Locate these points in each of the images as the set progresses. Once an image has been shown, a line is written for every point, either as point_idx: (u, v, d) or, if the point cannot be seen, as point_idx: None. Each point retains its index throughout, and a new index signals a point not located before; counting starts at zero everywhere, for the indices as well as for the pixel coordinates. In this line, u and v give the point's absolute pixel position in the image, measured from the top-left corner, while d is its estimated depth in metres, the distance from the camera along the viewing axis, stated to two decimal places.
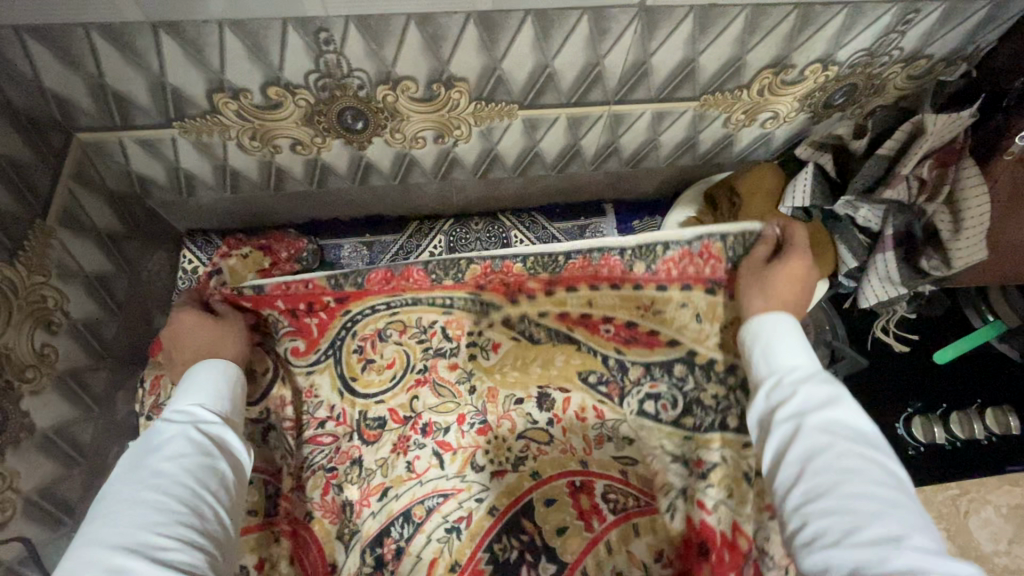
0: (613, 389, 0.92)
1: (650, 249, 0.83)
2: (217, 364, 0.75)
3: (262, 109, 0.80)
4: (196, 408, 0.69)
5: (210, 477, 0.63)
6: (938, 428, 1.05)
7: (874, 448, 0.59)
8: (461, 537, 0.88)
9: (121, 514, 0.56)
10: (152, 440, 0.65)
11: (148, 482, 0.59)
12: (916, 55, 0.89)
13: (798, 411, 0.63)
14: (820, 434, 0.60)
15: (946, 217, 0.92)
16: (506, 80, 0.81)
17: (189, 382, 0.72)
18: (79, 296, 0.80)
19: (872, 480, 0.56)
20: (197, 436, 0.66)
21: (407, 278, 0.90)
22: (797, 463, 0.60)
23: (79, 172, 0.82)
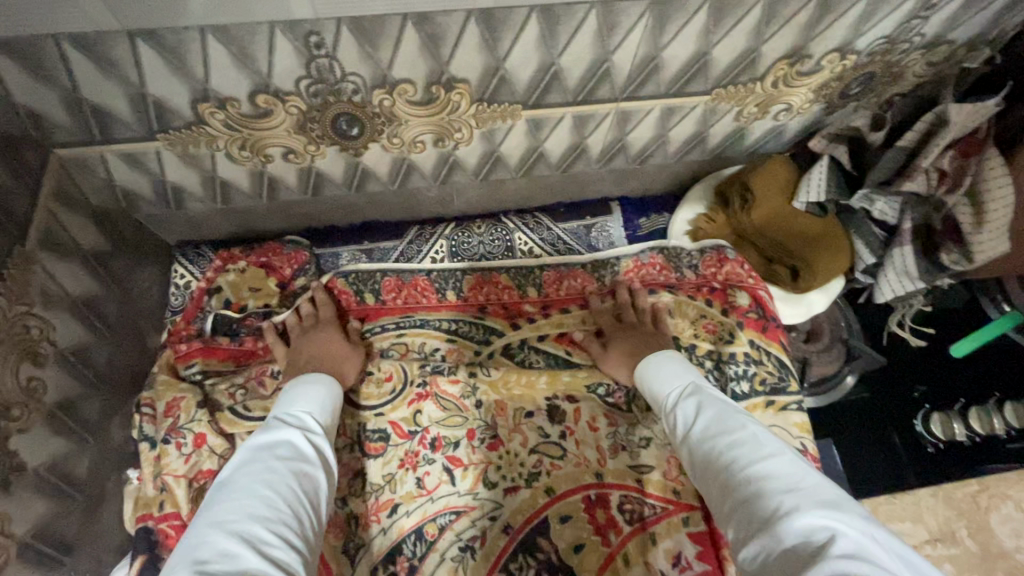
0: (620, 399, 0.99)
1: (606, 262, 1.09)
2: (326, 379, 0.81)
3: (251, 118, 0.75)
4: (305, 416, 0.73)
5: (312, 484, 0.63)
6: (958, 424, 1.03)
7: (752, 429, 0.65)
8: (476, 556, 0.85)
9: (237, 503, 0.56)
10: (266, 439, 0.67)
11: (260, 475, 0.60)
12: (936, 41, 0.85)
13: (695, 430, 0.71)
14: (709, 442, 0.67)
15: (967, 209, 0.87)
16: (510, 80, 0.77)
17: (291, 394, 0.76)
18: (66, 322, 0.76)
19: (746, 452, 0.61)
20: (307, 444, 0.68)
21: (414, 287, 1.05)
22: (703, 472, 0.66)
23: (61, 192, 0.78)
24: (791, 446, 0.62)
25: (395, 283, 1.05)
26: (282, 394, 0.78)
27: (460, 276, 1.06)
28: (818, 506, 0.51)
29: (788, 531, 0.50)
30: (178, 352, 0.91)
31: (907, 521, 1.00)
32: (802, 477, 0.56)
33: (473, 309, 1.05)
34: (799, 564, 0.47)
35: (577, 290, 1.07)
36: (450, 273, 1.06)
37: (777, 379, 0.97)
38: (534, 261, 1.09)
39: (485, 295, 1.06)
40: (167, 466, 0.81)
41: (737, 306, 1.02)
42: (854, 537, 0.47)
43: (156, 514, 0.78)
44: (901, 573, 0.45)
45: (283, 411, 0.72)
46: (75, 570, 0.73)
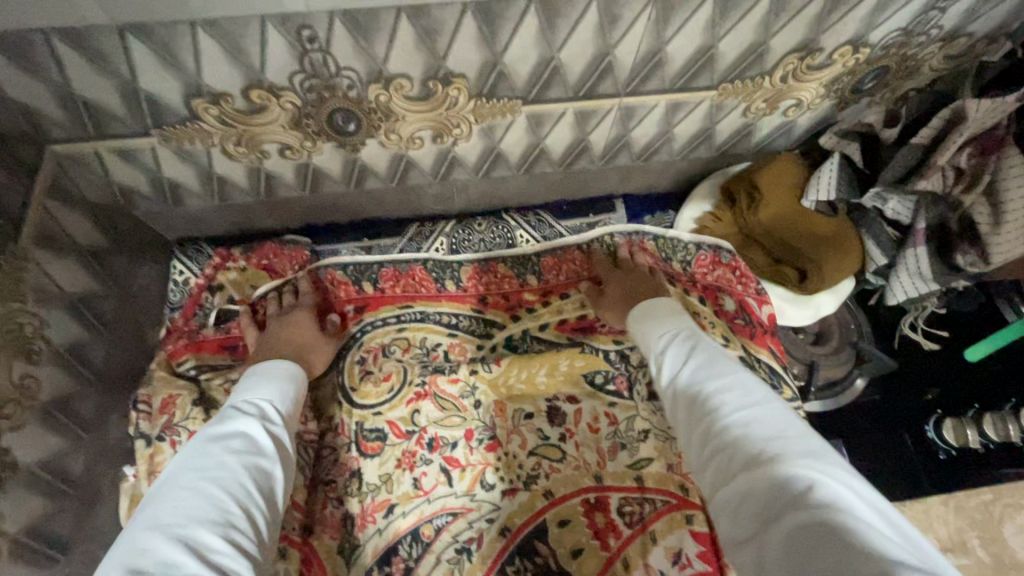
0: (621, 381, 0.96)
1: (599, 241, 1.04)
2: (291, 367, 0.77)
3: (246, 114, 0.74)
4: (264, 403, 0.69)
5: (264, 480, 0.60)
6: (971, 430, 0.98)
7: (740, 377, 0.62)
8: (472, 558, 0.84)
9: (179, 505, 0.53)
10: (217, 431, 0.63)
11: (205, 474, 0.56)
12: (955, 34, 0.82)
13: (680, 374, 0.68)
14: (696, 388, 0.63)
15: (985, 208, 0.84)
16: (509, 75, 0.75)
17: (251, 379, 0.73)
18: (61, 319, 0.75)
19: (732, 399, 0.58)
20: (263, 434, 0.65)
21: (412, 278, 1.02)
22: (686, 416, 0.63)
23: (56, 189, 0.77)
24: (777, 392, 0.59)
25: (391, 272, 1.01)
26: (242, 378, 0.75)
27: (457, 265, 1.03)
28: (803, 456, 0.49)
29: (769, 475, 0.48)
30: (170, 351, 0.89)
31: (917, 529, 0.97)
32: (791, 427, 0.53)
33: (474, 300, 1.02)
34: (783, 510, 0.45)
35: (576, 272, 1.04)
36: (447, 263, 1.03)
37: (771, 387, 0.93)
38: (531, 248, 1.05)
39: (484, 284, 1.03)
40: (161, 464, 0.81)
41: (723, 311, 0.99)
42: (836, 485, 0.46)
43: None
44: (886, 530, 0.43)
45: (241, 398, 0.69)
46: (69, 567, 0.73)
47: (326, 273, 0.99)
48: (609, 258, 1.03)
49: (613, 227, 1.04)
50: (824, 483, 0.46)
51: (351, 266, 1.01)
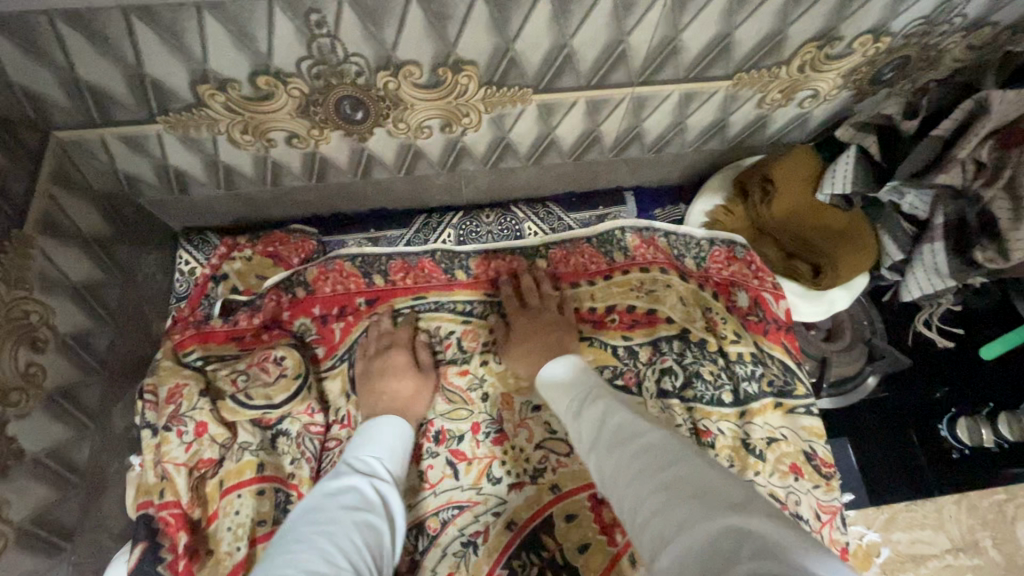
0: (630, 379, 0.94)
1: (610, 236, 1.03)
2: (397, 425, 0.82)
3: (252, 101, 0.73)
4: (373, 462, 0.74)
5: (374, 535, 0.64)
6: (986, 429, 0.97)
7: (652, 431, 0.61)
8: (478, 552, 0.83)
9: (298, 553, 0.57)
10: (334, 483, 0.69)
11: (321, 526, 0.61)
12: (979, 23, 0.80)
13: (598, 439, 0.66)
14: (617, 448, 0.62)
15: (1006, 203, 0.80)
16: (520, 62, 0.73)
17: (371, 436, 0.78)
18: (66, 307, 0.75)
19: (647, 458, 0.57)
20: (373, 489, 0.70)
21: (421, 270, 1.00)
22: (612, 478, 0.61)
23: (61, 175, 0.76)
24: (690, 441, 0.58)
25: (400, 266, 1.00)
26: (355, 435, 0.81)
27: (465, 257, 1.01)
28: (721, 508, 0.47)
29: (695, 536, 0.46)
30: (178, 340, 0.88)
31: (928, 529, 0.96)
32: (706, 476, 0.52)
33: (485, 287, 1.00)
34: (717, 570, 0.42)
35: (585, 263, 1.01)
36: (455, 253, 1.01)
37: (783, 382, 0.92)
38: (540, 239, 1.03)
39: (492, 272, 1.01)
40: (167, 454, 0.78)
41: (737, 308, 0.97)
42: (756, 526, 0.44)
43: (156, 501, 0.78)
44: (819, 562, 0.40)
45: (354, 456, 0.75)
46: (74, 556, 0.72)
47: (336, 265, 0.98)
48: (619, 253, 1.01)
49: (622, 220, 1.03)
50: (753, 530, 0.43)
51: (360, 258, 0.99)
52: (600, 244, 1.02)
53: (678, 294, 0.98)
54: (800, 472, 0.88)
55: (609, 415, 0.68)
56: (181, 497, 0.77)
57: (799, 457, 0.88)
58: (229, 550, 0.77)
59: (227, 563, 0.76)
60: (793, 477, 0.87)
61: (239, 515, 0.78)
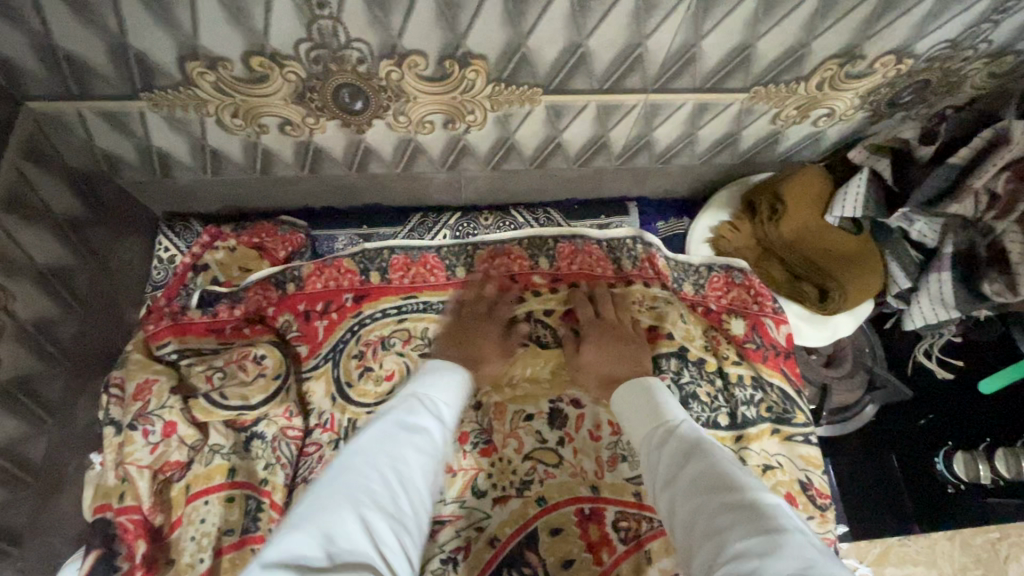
0: None
1: (621, 244, 0.99)
2: (462, 379, 0.79)
3: (245, 82, 0.68)
4: (438, 414, 0.72)
5: (429, 483, 0.63)
6: (983, 465, 0.93)
7: (746, 484, 0.57)
8: (458, 568, 0.81)
9: (362, 494, 0.56)
10: (404, 422, 0.67)
11: (387, 464, 0.60)
12: (1003, 51, 0.77)
13: (674, 480, 0.62)
14: (692, 478, 0.61)
15: (1018, 236, 0.80)
16: (532, 60, 0.69)
17: (434, 381, 0.76)
18: (27, 292, 0.70)
19: (744, 513, 0.53)
20: (434, 440, 0.68)
21: (422, 266, 0.96)
22: (686, 519, 0.58)
23: (32, 149, 0.71)
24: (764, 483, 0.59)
25: (400, 262, 0.96)
26: (411, 380, 0.77)
27: (466, 249, 0.98)
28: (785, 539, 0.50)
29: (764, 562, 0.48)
30: (151, 332, 0.81)
31: (919, 565, 0.91)
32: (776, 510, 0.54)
33: (481, 285, 0.97)
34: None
35: (590, 264, 0.99)
36: (460, 249, 0.97)
37: (783, 409, 0.89)
38: (547, 231, 0.99)
39: (495, 271, 0.98)
40: (129, 455, 0.73)
41: (733, 335, 0.94)
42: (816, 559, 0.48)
43: (115, 506, 0.71)
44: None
45: (424, 399, 0.72)
46: (22, 561, 0.67)
47: (335, 261, 0.93)
48: (625, 266, 0.98)
49: (645, 233, 0.99)
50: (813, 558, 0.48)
51: (361, 254, 0.95)
52: (608, 245, 0.99)
53: (678, 311, 0.96)
54: (794, 502, 0.85)
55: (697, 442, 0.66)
56: (143, 502, 0.72)
57: (794, 486, 0.86)
58: (190, 562, 0.71)
59: None
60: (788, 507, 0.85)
61: (204, 524, 0.73)
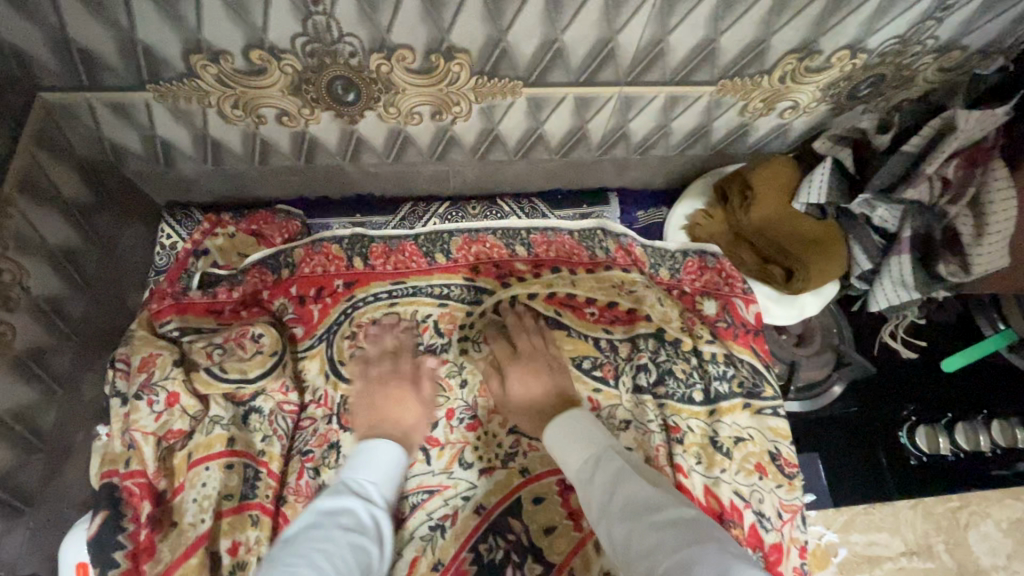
0: (609, 371, 0.98)
1: (593, 234, 1.06)
2: (394, 450, 0.80)
3: (244, 74, 0.74)
4: (369, 486, 0.74)
5: (367, 556, 0.64)
6: (942, 438, 1.00)
7: (669, 503, 0.64)
8: (446, 535, 0.86)
9: (295, 570, 0.57)
10: (331, 504, 0.68)
11: (320, 544, 0.61)
12: (951, 46, 0.83)
13: (608, 509, 0.67)
14: (626, 517, 0.64)
15: (968, 220, 0.87)
16: (512, 54, 0.75)
17: (367, 454, 0.78)
18: (41, 269, 0.74)
19: (668, 534, 0.59)
20: (369, 512, 0.70)
21: (401, 254, 1.01)
22: (625, 554, 0.62)
23: (44, 137, 0.76)
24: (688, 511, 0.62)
25: (381, 249, 1.01)
26: (348, 456, 0.80)
27: (445, 237, 1.03)
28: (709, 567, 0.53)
29: None
30: (155, 311, 0.86)
31: (883, 531, 0.94)
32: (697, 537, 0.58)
33: (465, 270, 1.02)
34: None
35: (567, 252, 1.05)
36: (437, 237, 1.03)
37: (753, 383, 0.95)
38: (521, 222, 1.06)
39: (478, 258, 1.04)
40: (136, 423, 0.77)
41: (705, 315, 0.99)
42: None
43: (121, 471, 0.76)
44: None
45: (350, 475, 0.75)
46: (35, 520, 0.71)
47: (323, 248, 0.99)
48: (601, 253, 1.05)
49: (608, 223, 1.05)
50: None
51: (347, 241, 1.00)
52: (584, 234, 1.06)
53: (656, 295, 1.01)
54: (763, 472, 0.91)
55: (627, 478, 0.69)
56: (147, 467, 0.76)
57: (764, 457, 0.91)
58: (193, 522, 0.75)
59: (189, 535, 0.74)
60: (757, 476, 0.91)
61: (206, 487, 0.77)
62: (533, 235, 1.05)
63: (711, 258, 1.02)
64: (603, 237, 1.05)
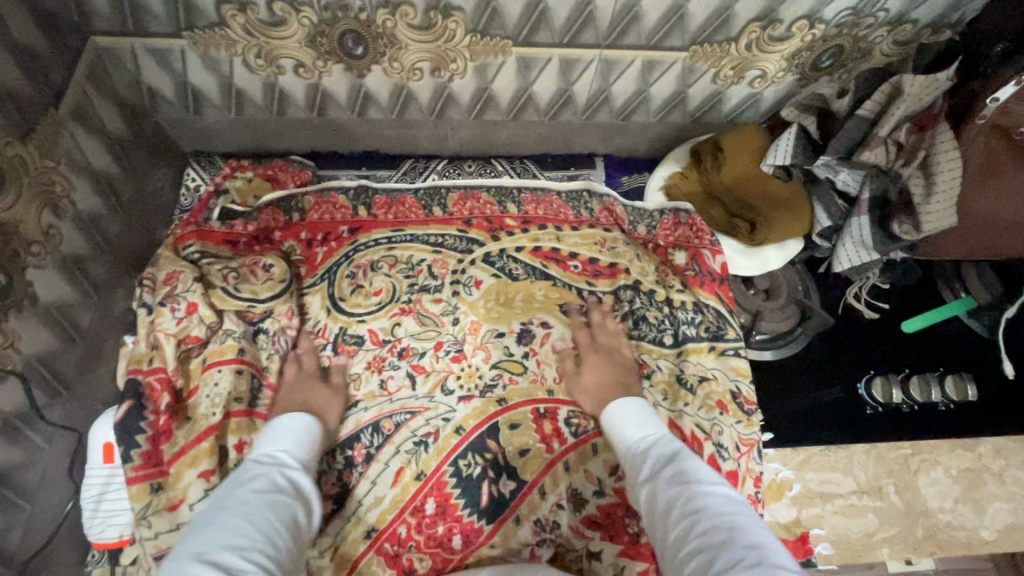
0: (589, 317, 1.04)
1: (579, 195, 1.14)
2: (305, 419, 0.84)
3: (267, 24, 0.84)
4: (281, 454, 0.76)
5: (286, 514, 0.66)
6: (897, 389, 1.07)
7: (714, 478, 0.69)
8: (428, 450, 0.94)
9: (212, 534, 0.58)
10: (241, 477, 0.70)
11: (237, 509, 0.62)
12: (901, 19, 0.92)
13: (660, 475, 0.72)
14: (669, 483, 0.70)
15: (920, 181, 0.95)
16: (501, 13, 0.85)
17: (274, 430, 0.80)
18: (85, 188, 0.85)
19: (716, 502, 0.64)
20: (281, 476, 0.72)
21: (402, 206, 1.11)
22: (661, 514, 0.67)
23: (94, 75, 0.87)
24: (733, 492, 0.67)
25: (384, 201, 1.11)
26: (264, 431, 0.82)
27: (444, 192, 1.12)
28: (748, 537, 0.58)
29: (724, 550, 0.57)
30: (178, 236, 0.97)
31: (835, 471, 1.01)
32: (739, 511, 0.63)
33: (459, 223, 1.11)
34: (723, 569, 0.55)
35: (554, 210, 1.13)
36: (435, 191, 1.12)
37: (717, 327, 1.03)
38: (513, 181, 1.14)
39: (473, 214, 1.12)
40: (160, 325, 0.87)
41: (676, 265, 1.08)
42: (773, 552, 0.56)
43: (145, 369, 0.85)
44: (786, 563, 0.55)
45: (262, 450, 0.76)
46: (68, 403, 0.81)
47: (331, 197, 1.09)
48: (585, 212, 1.13)
49: (595, 185, 1.14)
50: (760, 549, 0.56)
51: (352, 192, 1.10)
52: (572, 194, 1.14)
53: (632, 250, 1.10)
54: (724, 408, 0.98)
55: (684, 455, 0.74)
56: (168, 364, 0.86)
57: (726, 395, 0.99)
58: (205, 413, 0.86)
59: (202, 424, 0.85)
60: (718, 412, 0.98)
61: (218, 386, 0.88)
62: (521, 194, 1.14)
63: (687, 216, 1.10)
64: (587, 197, 1.14)
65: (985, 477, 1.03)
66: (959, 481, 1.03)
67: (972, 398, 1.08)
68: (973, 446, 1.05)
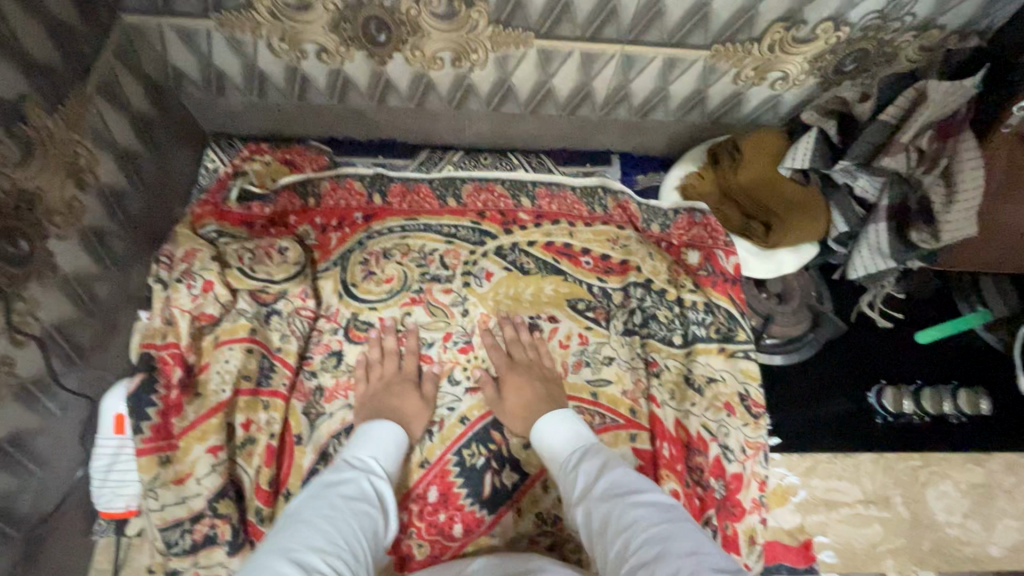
0: (600, 314, 1.05)
1: (594, 191, 1.13)
2: (395, 429, 0.84)
3: (291, 8, 0.85)
4: (370, 459, 0.78)
5: (370, 525, 0.68)
6: (908, 400, 1.06)
7: (645, 486, 0.69)
8: (433, 438, 0.95)
9: (300, 534, 0.62)
10: (334, 475, 0.73)
11: (325, 511, 0.66)
12: (928, 24, 0.92)
13: (591, 491, 0.71)
14: (601, 498, 0.69)
15: (941, 190, 0.93)
16: (524, 5, 0.85)
17: (370, 433, 0.82)
18: (109, 162, 0.86)
19: (646, 513, 0.64)
20: (370, 483, 0.74)
21: (417, 194, 1.11)
22: (598, 532, 0.66)
23: (123, 53, 0.89)
24: (662, 497, 0.67)
25: (399, 189, 1.10)
26: (354, 432, 0.84)
27: (459, 183, 1.12)
28: (683, 548, 0.58)
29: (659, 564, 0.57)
30: (195, 215, 0.99)
31: (841, 479, 1.00)
32: (668, 519, 0.63)
33: (473, 214, 1.11)
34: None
35: (568, 206, 1.13)
36: (450, 181, 1.11)
37: (728, 328, 1.03)
38: (528, 175, 1.13)
39: (489, 207, 1.12)
40: (175, 301, 0.89)
41: (689, 264, 1.08)
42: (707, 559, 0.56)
43: (158, 344, 0.86)
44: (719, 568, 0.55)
45: (356, 450, 0.78)
46: (83, 373, 0.83)
47: (347, 183, 1.09)
48: (600, 209, 1.12)
49: (609, 182, 1.13)
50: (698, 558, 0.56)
51: (368, 178, 1.10)
52: (586, 190, 1.13)
53: (644, 248, 1.09)
54: (731, 410, 0.98)
55: (610, 467, 0.73)
56: (181, 340, 0.88)
57: (734, 398, 0.98)
58: (216, 389, 0.87)
59: (212, 400, 0.86)
60: (725, 413, 0.97)
61: (228, 364, 0.88)
62: (534, 188, 1.13)
63: (700, 216, 1.09)
64: (602, 194, 1.13)
65: (994, 493, 1.02)
66: (968, 496, 1.02)
67: (986, 412, 1.06)
68: (983, 461, 1.04)
